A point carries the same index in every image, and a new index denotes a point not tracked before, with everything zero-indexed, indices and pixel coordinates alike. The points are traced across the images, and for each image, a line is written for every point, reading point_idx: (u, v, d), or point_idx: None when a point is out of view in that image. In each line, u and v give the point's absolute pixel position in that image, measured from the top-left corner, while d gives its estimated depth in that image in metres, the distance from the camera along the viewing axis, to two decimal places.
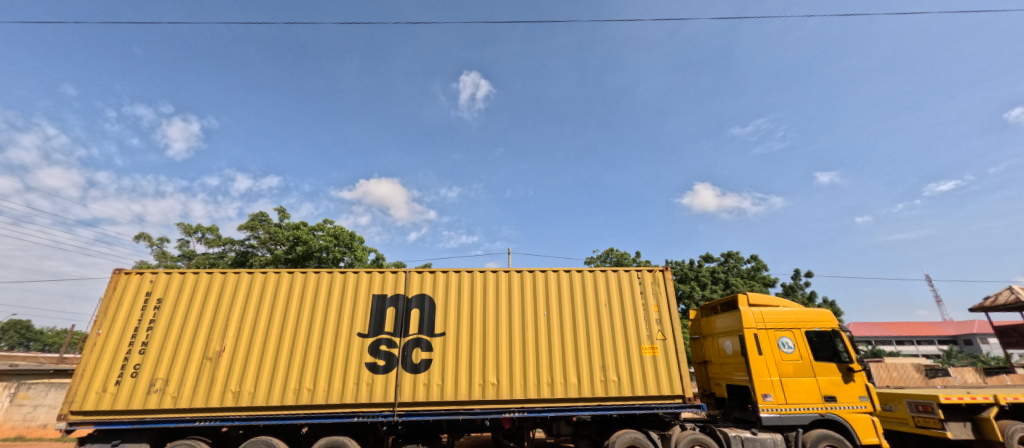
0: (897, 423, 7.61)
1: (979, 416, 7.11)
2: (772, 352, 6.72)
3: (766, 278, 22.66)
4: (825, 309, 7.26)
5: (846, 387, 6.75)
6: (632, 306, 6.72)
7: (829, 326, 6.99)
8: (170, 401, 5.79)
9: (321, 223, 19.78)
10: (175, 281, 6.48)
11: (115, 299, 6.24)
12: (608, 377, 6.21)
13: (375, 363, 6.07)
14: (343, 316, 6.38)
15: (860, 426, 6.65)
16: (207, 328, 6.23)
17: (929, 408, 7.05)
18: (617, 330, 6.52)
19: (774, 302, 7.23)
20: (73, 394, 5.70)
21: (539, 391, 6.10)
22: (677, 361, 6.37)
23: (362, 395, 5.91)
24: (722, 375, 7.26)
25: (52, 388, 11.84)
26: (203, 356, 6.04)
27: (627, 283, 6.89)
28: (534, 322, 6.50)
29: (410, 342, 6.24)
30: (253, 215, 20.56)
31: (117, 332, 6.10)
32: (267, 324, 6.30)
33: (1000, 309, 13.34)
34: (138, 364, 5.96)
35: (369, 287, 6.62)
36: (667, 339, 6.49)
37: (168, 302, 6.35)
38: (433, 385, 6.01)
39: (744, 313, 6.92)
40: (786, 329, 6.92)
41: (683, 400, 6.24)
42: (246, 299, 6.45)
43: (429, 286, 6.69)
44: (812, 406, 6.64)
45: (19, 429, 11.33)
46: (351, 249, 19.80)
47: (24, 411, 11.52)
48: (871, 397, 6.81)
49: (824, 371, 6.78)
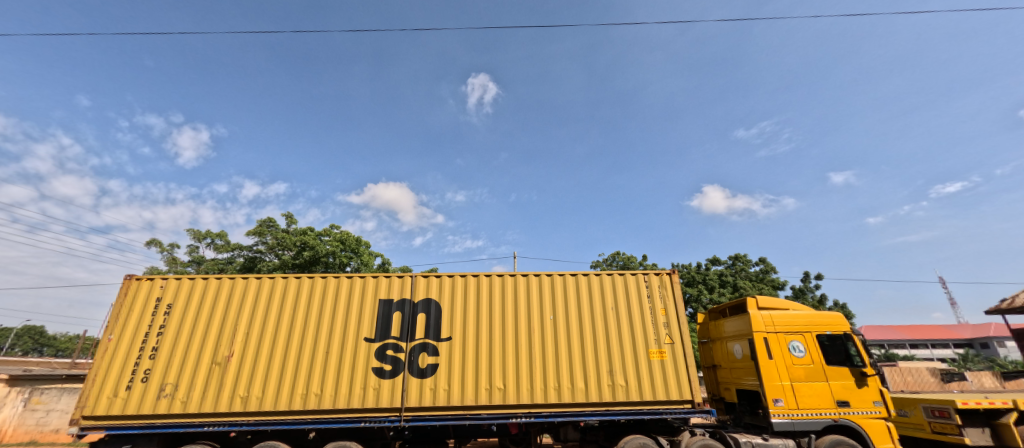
0: (913, 429, 7.45)
1: (998, 421, 6.91)
2: (782, 356, 6.62)
3: (773, 280, 22.48)
4: (837, 312, 7.14)
5: (859, 391, 6.62)
6: (639, 311, 6.65)
7: (840, 330, 6.87)
8: (180, 407, 5.82)
9: (328, 228, 19.94)
10: (186, 286, 6.55)
11: (126, 304, 6.32)
12: (616, 381, 6.16)
13: (381, 368, 6.07)
14: (349, 322, 6.38)
15: (874, 431, 6.51)
16: (216, 333, 6.27)
17: (946, 413, 6.92)
18: (625, 334, 6.46)
19: (785, 305, 7.10)
20: (85, 399, 5.77)
21: (546, 396, 6.05)
22: (686, 365, 6.29)
23: (369, 400, 5.90)
24: (732, 380, 7.17)
25: (65, 393, 12.04)
26: (212, 360, 6.08)
27: (634, 287, 6.83)
28: (540, 327, 6.47)
29: (417, 347, 6.23)
30: (262, 221, 20.82)
31: (128, 337, 6.17)
32: (274, 330, 6.31)
33: (1016, 312, 13.02)
34: (149, 369, 6.02)
35: (376, 292, 6.64)
36: (675, 343, 6.42)
37: (178, 307, 6.41)
38: (439, 390, 6.00)
39: (753, 316, 6.81)
40: (798, 333, 6.82)
41: (691, 405, 6.16)
42: (254, 305, 6.49)
43: (435, 291, 6.68)
44: (825, 412, 6.51)
45: (33, 434, 11.50)
46: (357, 254, 19.89)
47: (36, 417, 11.68)
48: (885, 402, 6.67)
49: (836, 376, 6.66)
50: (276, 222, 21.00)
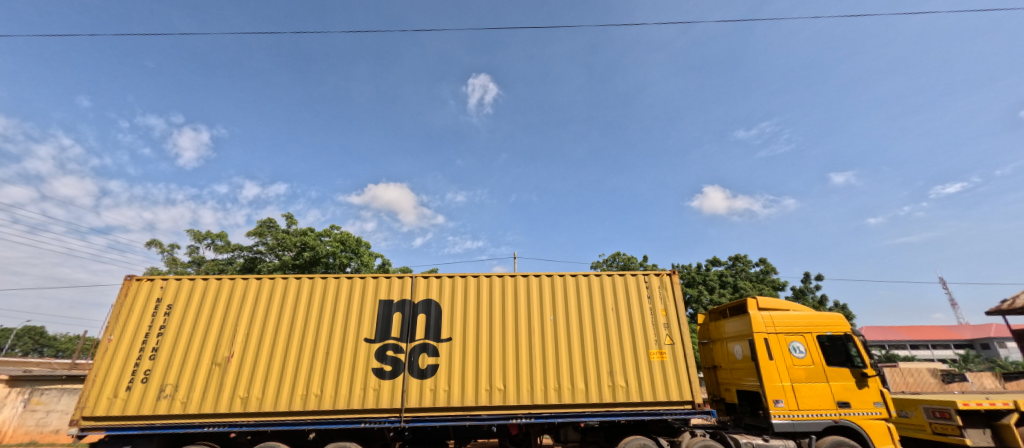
0: (914, 430, 7.43)
1: (999, 422, 6.89)
2: (783, 357, 6.61)
3: (773, 280, 22.47)
4: (837, 312, 7.14)
5: (860, 392, 6.62)
6: (639, 313, 6.64)
7: (841, 331, 6.86)
8: (179, 407, 5.82)
9: (328, 229, 19.94)
10: (185, 286, 6.55)
11: (126, 304, 6.32)
12: (616, 382, 6.16)
13: (381, 368, 6.07)
14: (349, 323, 6.37)
15: (875, 432, 6.50)
16: (216, 334, 6.27)
17: (947, 414, 6.91)
18: (625, 336, 6.45)
19: (785, 306, 7.09)
20: (85, 400, 5.77)
21: (546, 397, 6.04)
22: (686, 366, 6.29)
23: (369, 401, 5.90)
24: (732, 380, 7.16)
25: (65, 394, 12.05)
26: (212, 361, 6.08)
27: (634, 288, 6.82)
28: (540, 327, 6.47)
29: (417, 347, 6.22)
30: (262, 222, 20.82)
31: (127, 338, 6.17)
32: (274, 331, 6.31)
33: (1017, 313, 13.01)
34: (149, 369, 6.02)
35: (376, 293, 6.63)
36: (675, 344, 6.41)
37: (178, 308, 6.40)
38: (439, 391, 5.99)
39: (754, 317, 6.80)
40: (798, 334, 6.81)
41: (692, 406, 6.15)
42: (254, 305, 6.48)
43: (435, 291, 6.68)
44: (826, 412, 6.50)
45: (33, 435, 11.49)
46: (358, 255, 19.89)
47: (36, 417, 11.67)
48: (886, 403, 6.65)
49: (836, 376, 6.65)
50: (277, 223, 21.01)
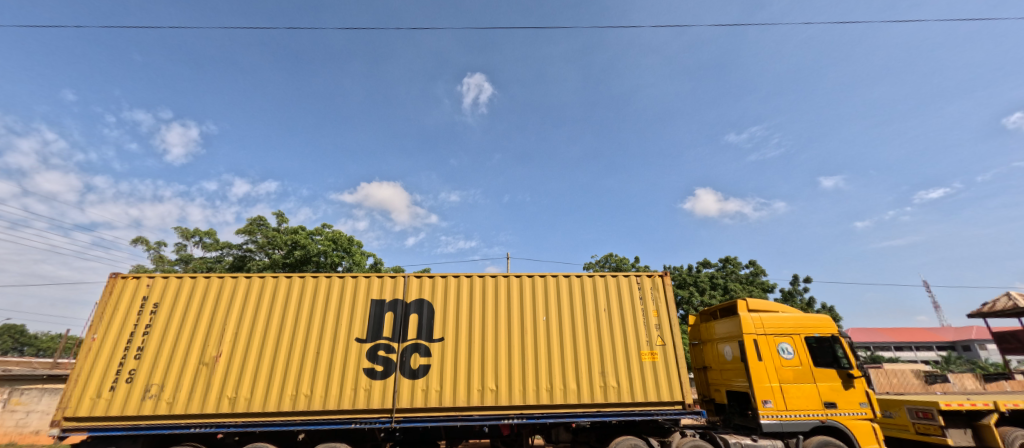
0: (898, 430, 7.58)
1: (980, 422, 7.06)
2: (771, 358, 6.70)
3: (762, 283, 22.75)
4: (825, 315, 7.25)
5: (846, 393, 6.73)
6: (631, 313, 6.68)
7: (828, 332, 6.97)
8: (165, 408, 5.72)
9: (319, 227, 19.77)
10: (172, 284, 6.44)
11: (111, 303, 6.20)
12: (608, 383, 6.18)
13: (372, 369, 6.03)
14: (341, 322, 6.32)
15: (860, 432, 6.62)
16: (203, 333, 6.17)
17: (929, 414, 7.06)
18: (617, 337, 6.47)
19: (774, 307, 7.18)
20: (67, 400, 5.64)
21: (538, 398, 6.05)
22: (676, 367, 6.34)
23: (359, 402, 5.85)
24: (722, 381, 7.23)
25: (46, 394, 11.79)
26: (199, 361, 5.99)
27: (626, 289, 6.86)
28: (532, 328, 6.47)
29: (409, 347, 6.19)
30: (252, 220, 20.56)
31: (112, 337, 6.05)
32: (264, 331, 6.24)
33: (998, 316, 13.31)
34: (133, 369, 5.91)
35: (368, 293, 6.59)
36: (666, 345, 6.47)
37: (165, 306, 6.30)
38: (431, 391, 5.97)
39: (744, 318, 6.88)
40: (787, 335, 6.90)
41: (682, 406, 6.20)
42: (243, 304, 6.40)
43: (428, 291, 6.65)
44: (813, 413, 6.59)
45: (12, 435, 11.20)
46: (350, 254, 19.71)
47: (16, 418, 11.41)
48: (871, 404, 6.77)
49: (823, 377, 6.75)
50: (267, 221, 20.78)
